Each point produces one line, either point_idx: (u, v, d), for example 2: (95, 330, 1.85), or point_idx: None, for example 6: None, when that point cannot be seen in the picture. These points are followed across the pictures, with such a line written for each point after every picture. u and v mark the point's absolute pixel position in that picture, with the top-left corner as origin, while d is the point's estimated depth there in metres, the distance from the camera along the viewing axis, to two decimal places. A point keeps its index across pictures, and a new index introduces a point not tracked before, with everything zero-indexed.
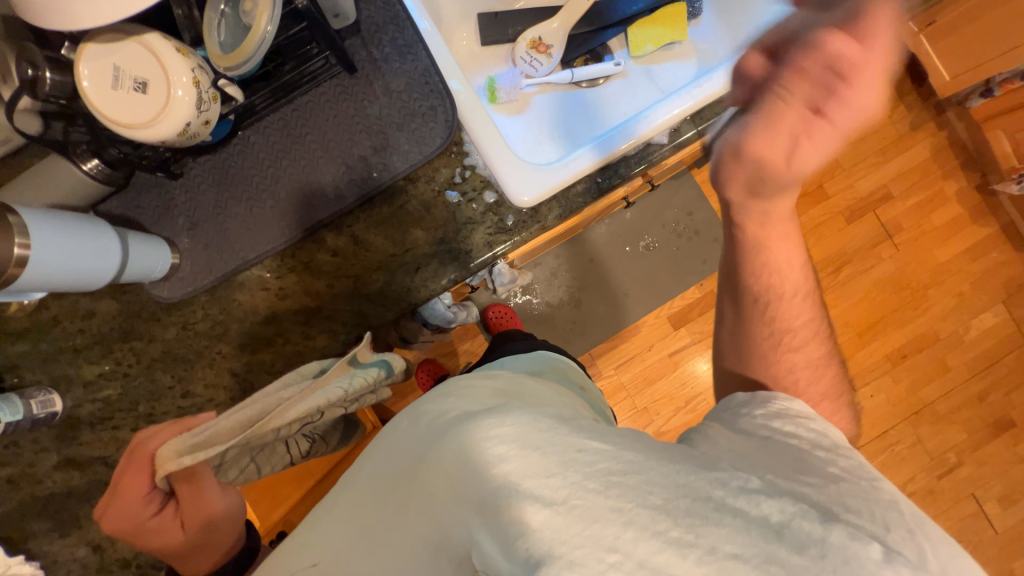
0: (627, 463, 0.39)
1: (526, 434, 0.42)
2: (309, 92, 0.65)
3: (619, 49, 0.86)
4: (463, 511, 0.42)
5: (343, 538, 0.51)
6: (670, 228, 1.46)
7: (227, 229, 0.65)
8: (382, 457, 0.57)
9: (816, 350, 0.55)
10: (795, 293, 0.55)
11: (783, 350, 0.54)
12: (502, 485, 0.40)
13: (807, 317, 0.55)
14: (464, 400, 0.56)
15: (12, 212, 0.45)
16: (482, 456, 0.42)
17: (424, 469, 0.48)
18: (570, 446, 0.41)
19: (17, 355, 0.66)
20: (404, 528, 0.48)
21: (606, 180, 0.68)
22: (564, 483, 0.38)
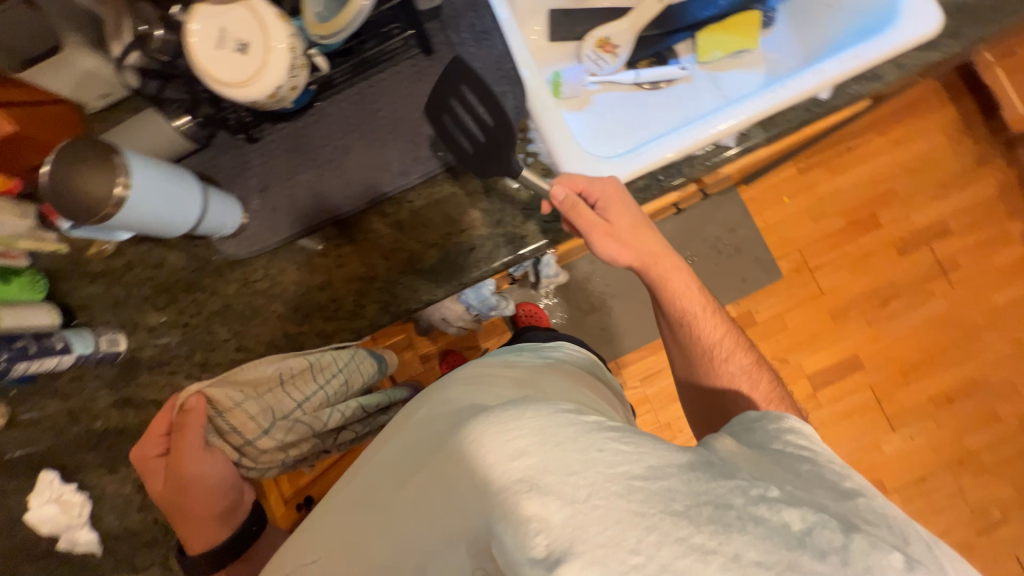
0: (655, 467, 0.37)
1: (547, 425, 0.40)
2: (385, 71, 0.67)
3: (686, 54, 0.86)
4: (476, 505, 0.39)
5: (351, 521, 0.50)
6: (710, 244, 1.44)
7: (295, 195, 0.68)
8: (387, 442, 0.55)
9: (749, 369, 0.67)
10: (714, 328, 0.68)
11: (722, 375, 0.67)
12: (519, 480, 0.37)
13: (730, 341, 0.69)
14: (480, 391, 0.55)
15: (116, 153, 0.49)
16: (496, 449, 0.39)
17: (433, 455, 0.45)
18: (593, 442, 0.39)
19: (91, 295, 0.70)
20: (409, 515, 0.45)
21: (667, 178, 0.69)
22: (585, 482, 0.36)
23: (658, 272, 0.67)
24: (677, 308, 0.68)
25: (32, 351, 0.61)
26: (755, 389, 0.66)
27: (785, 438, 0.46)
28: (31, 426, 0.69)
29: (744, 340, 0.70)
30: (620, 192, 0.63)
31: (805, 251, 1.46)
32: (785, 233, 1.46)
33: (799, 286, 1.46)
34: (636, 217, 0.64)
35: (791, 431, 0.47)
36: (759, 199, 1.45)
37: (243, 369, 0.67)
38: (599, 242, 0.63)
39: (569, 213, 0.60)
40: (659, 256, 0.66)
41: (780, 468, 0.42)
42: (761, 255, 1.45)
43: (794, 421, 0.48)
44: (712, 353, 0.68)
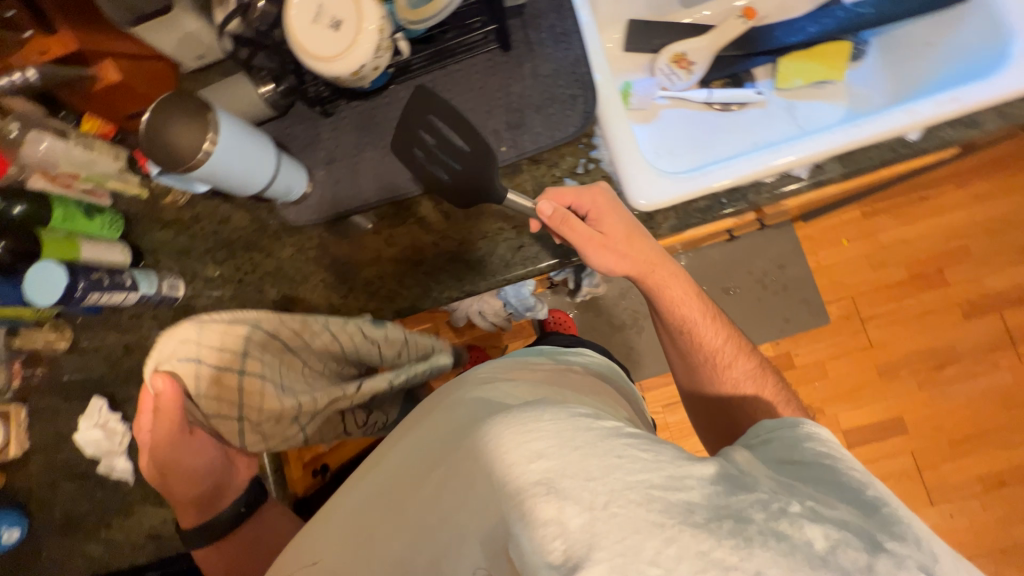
0: (673, 478, 0.35)
1: (565, 430, 0.38)
2: (461, 62, 0.68)
3: (764, 78, 0.84)
4: (490, 506, 0.37)
5: (354, 522, 0.47)
6: (755, 277, 1.38)
7: (359, 171, 0.70)
8: (400, 438, 0.54)
9: (754, 375, 0.64)
10: (716, 337, 0.65)
11: (727, 383, 0.64)
12: (537, 483, 0.35)
13: (733, 347, 0.65)
14: (495, 387, 0.52)
15: (210, 110, 0.53)
16: (516, 450, 0.38)
17: (446, 452, 0.44)
18: (612, 448, 0.37)
19: (158, 241, 0.74)
20: (417, 511, 0.43)
21: (730, 202, 0.67)
22: (603, 488, 0.34)
23: (654, 283, 0.63)
24: (675, 317, 0.65)
25: (106, 284, 0.64)
26: (761, 394, 0.62)
27: (802, 448, 0.44)
28: (91, 353, 0.74)
29: (746, 344, 0.66)
30: (603, 200, 0.61)
31: (858, 299, 1.38)
32: (839, 278, 1.38)
33: (847, 335, 1.38)
34: (622, 222, 0.61)
35: (805, 436, 0.46)
36: (816, 239, 1.38)
37: (172, 346, 0.60)
38: (592, 254, 0.60)
39: (558, 228, 0.58)
40: (654, 264, 0.62)
41: (802, 484, 0.40)
42: (809, 296, 1.38)
43: (812, 427, 0.47)
44: (713, 361, 0.65)
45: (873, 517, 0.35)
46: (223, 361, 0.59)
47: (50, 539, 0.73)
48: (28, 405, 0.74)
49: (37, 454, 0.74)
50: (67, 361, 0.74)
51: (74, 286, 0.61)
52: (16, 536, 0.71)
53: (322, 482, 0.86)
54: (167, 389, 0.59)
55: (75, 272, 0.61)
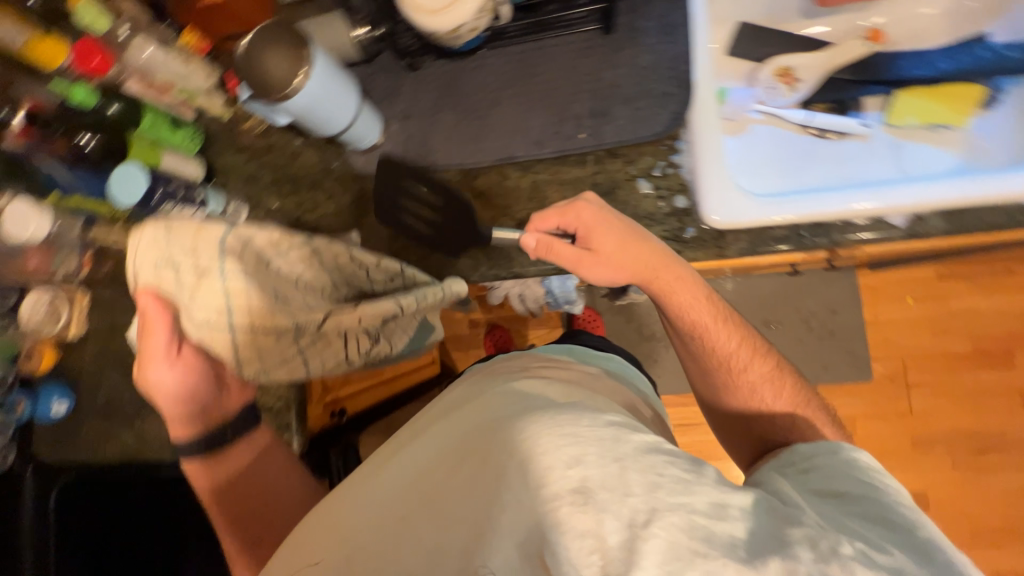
0: (717, 505, 0.35)
1: (604, 440, 0.38)
2: (558, 37, 0.66)
3: (874, 110, 0.76)
4: (521, 508, 0.37)
5: (373, 515, 0.44)
6: (802, 317, 1.31)
7: (432, 131, 0.68)
8: (424, 423, 0.53)
9: (768, 378, 0.61)
10: (727, 342, 0.61)
11: (742, 387, 0.61)
12: (574, 490, 0.35)
13: (747, 350, 0.61)
14: (525, 383, 0.52)
15: (307, 44, 0.53)
16: (551, 453, 0.37)
17: (476, 443, 0.44)
18: (652, 466, 0.36)
19: (229, 164, 0.75)
20: (444, 502, 0.42)
21: (811, 236, 0.62)
22: (644, 506, 0.34)
23: (658, 288, 0.60)
24: (682, 322, 0.62)
25: (180, 196, 0.67)
26: (776, 399, 0.60)
27: (855, 475, 0.45)
28: None
29: (761, 343, 0.63)
30: (588, 212, 0.59)
31: (909, 363, 1.29)
32: (893, 337, 1.29)
33: (887, 397, 1.29)
34: (617, 230, 0.59)
35: (851, 463, 0.47)
36: (879, 291, 1.29)
37: (142, 251, 0.57)
38: (588, 270, 0.60)
39: (547, 256, 0.59)
40: (656, 268, 0.59)
41: (853, 518, 0.41)
42: (856, 348, 1.30)
43: (858, 451, 0.48)
44: (725, 366, 0.61)
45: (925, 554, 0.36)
46: (196, 266, 0.56)
47: (91, 420, 0.79)
48: (91, 294, 0.79)
49: (91, 339, 0.79)
50: None
51: (153, 191, 0.64)
52: (64, 410, 0.78)
53: (337, 425, 0.89)
54: (153, 303, 0.59)
55: (156, 179, 0.64)
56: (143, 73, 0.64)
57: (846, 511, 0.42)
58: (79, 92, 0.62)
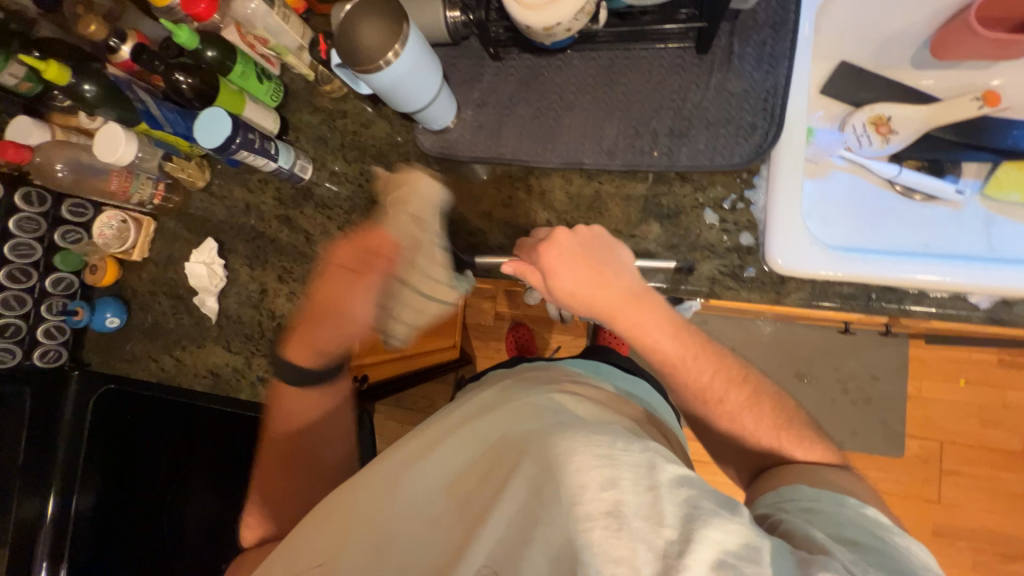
0: (748, 547, 0.36)
1: (639, 467, 0.39)
2: (649, 50, 0.64)
3: (971, 177, 0.71)
4: (554, 523, 0.38)
5: (411, 505, 0.47)
6: (839, 377, 1.24)
7: (504, 123, 0.68)
8: (456, 418, 0.54)
9: (748, 405, 0.57)
10: (699, 376, 0.57)
11: (718, 417, 0.58)
12: (609, 513, 0.36)
13: (722, 381, 0.57)
14: (560, 394, 0.53)
15: (405, 21, 0.53)
16: (586, 473, 0.38)
17: (508, 451, 0.45)
18: (685, 499, 0.38)
19: (305, 123, 0.77)
20: (477, 503, 0.44)
21: (881, 300, 0.59)
22: (677, 537, 0.36)
23: (624, 326, 0.57)
24: (650, 356, 0.59)
25: (256, 146, 0.67)
26: (758, 426, 0.56)
27: (864, 527, 0.43)
28: (217, 199, 0.80)
29: (737, 371, 0.59)
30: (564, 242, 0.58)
31: (947, 448, 1.21)
32: (935, 416, 1.21)
33: (915, 478, 1.22)
34: (583, 264, 0.56)
35: (867, 519, 0.44)
36: (930, 366, 1.21)
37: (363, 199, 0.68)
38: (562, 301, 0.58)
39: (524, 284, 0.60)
40: (620, 309, 0.56)
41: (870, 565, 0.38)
42: (891, 421, 1.22)
43: (866, 505, 0.46)
44: (700, 398, 0.58)
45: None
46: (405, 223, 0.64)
47: (138, 338, 0.84)
48: (157, 222, 0.82)
49: (151, 264, 0.83)
50: (196, 197, 0.81)
51: (233, 138, 0.64)
52: (117, 324, 0.82)
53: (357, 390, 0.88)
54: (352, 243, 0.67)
55: (237, 127, 0.65)
56: (245, 23, 0.67)
57: (864, 556, 0.40)
58: (183, 35, 0.63)
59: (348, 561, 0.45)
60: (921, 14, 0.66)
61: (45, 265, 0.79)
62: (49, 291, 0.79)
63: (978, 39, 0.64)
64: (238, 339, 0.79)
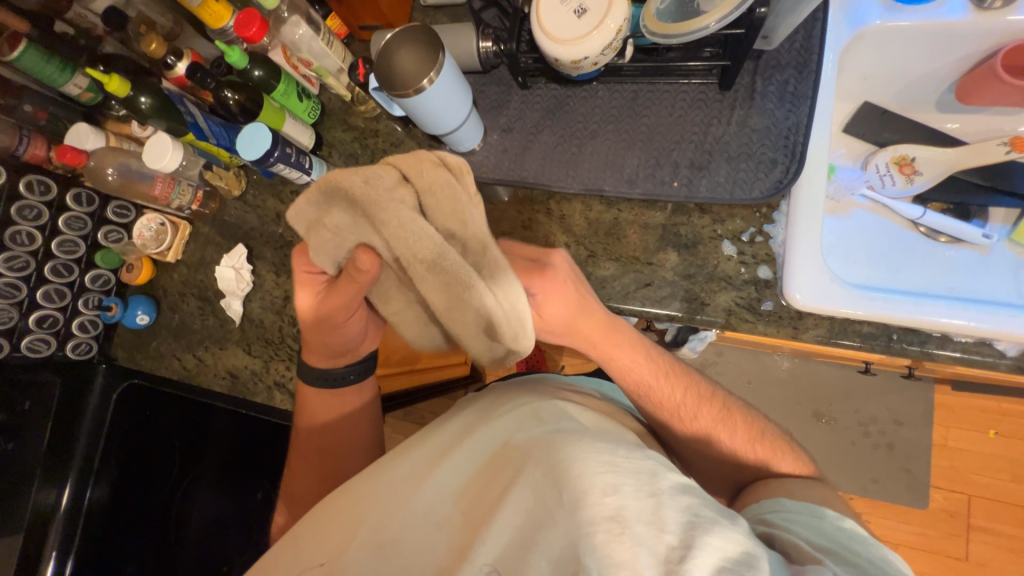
0: (747, 555, 0.38)
1: (641, 474, 0.41)
2: (673, 85, 0.66)
3: (999, 222, 0.70)
4: (560, 528, 0.39)
5: (409, 510, 0.47)
6: (859, 420, 1.20)
7: (528, 148, 0.70)
8: (457, 429, 0.55)
9: (720, 420, 0.59)
10: (674, 395, 0.59)
11: (695, 432, 0.59)
12: (611, 517, 0.38)
13: (695, 399, 0.59)
14: (557, 406, 0.54)
15: (440, 50, 0.57)
16: (590, 478, 0.41)
17: (511, 458, 0.47)
18: (686, 507, 0.40)
19: (338, 140, 0.81)
20: (480, 507, 0.45)
21: (901, 341, 0.58)
22: (678, 543, 0.38)
23: (599, 353, 0.58)
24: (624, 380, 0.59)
25: (292, 160, 0.71)
26: (734, 438, 0.59)
27: (840, 540, 0.46)
28: (251, 208, 0.84)
29: (709, 390, 0.61)
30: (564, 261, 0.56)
31: (976, 501, 1.14)
32: (962, 468, 1.16)
33: (940, 532, 1.15)
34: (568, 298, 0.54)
35: (841, 530, 0.47)
36: (958, 414, 1.16)
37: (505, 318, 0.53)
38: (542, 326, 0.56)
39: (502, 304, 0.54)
40: (599, 339, 0.57)
41: (838, 567, 0.42)
42: (915, 469, 1.17)
43: (843, 518, 0.47)
44: (676, 415, 0.59)
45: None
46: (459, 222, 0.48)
47: (164, 336, 0.86)
48: (192, 226, 0.87)
49: (183, 266, 0.87)
50: (231, 205, 0.85)
51: (271, 152, 0.67)
52: (146, 321, 0.86)
53: None
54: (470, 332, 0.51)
55: (276, 141, 0.68)
56: (292, 47, 0.71)
57: (834, 561, 0.43)
58: (234, 55, 0.68)
59: (348, 561, 0.45)
60: (946, 60, 0.67)
61: (86, 262, 0.83)
62: (87, 286, 0.83)
63: (1007, 86, 0.64)
64: (258, 343, 0.81)
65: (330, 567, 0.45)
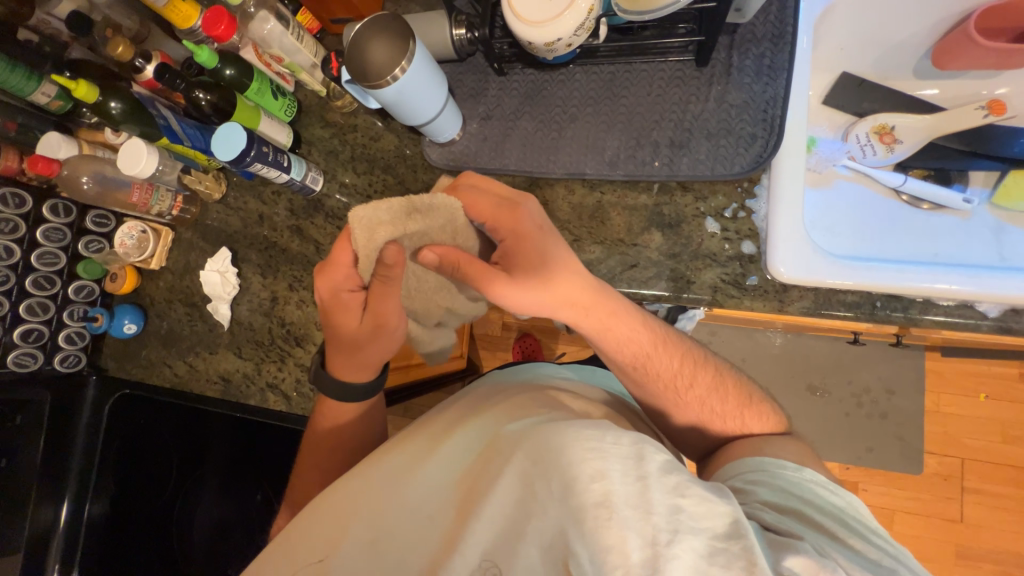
0: (735, 524, 0.39)
1: (628, 458, 0.41)
2: (649, 63, 0.65)
3: (979, 186, 0.71)
4: (552, 516, 0.40)
5: (402, 507, 0.47)
6: (852, 390, 1.21)
7: (508, 135, 0.70)
8: (447, 424, 0.56)
9: (713, 388, 0.60)
10: (669, 363, 0.60)
11: (689, 403, 0.60)
12: (599, 502, 0.39)
13: (689, 368, 0.60)
14: (545, 399, 0.55)
15: (412, 39, 0.56)
16: (578, 465, 0.41)
17: (500, 449, 0.47)
18: (672, 487, 0.40)
19: (316, 137, 0.80)
20: (470, 496, 0.45)
21: (885, 308, 0.58)
22: (666, 526, 0.38)
23: (593, 319, 0.59)
24: (619, 344, 0.60)
25: (270, 159, 0.70)
26: (725, 405, 0.59)
27: (803, 493, 0.49)
28: (233, 210, 0.83)
29: (702, 355, 0.62)
30: (535, 206, 0.60)
31: (969, 464, 1.16)
32: (954, 431, 1.17)
33: (934, 495, 1.17)
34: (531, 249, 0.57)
35: (803, 482, 0.50)
36: (948, 380, 1.18)
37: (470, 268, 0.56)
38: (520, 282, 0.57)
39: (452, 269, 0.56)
40: (589, 301, 0.58)
41: (810, 530, 0.45)
42: (909, 436, 1.19)
43: (802, 469, 0.51)
44: (672, 386, 0.60)
45: (873, 565, 0.43)
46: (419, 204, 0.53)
47: (154, 345, 0.86)
48: (174, 232, 0.86)
49: (168, 272, 0.86)
50: (213, 209, 0.84)
51: (247, 152, 0.66)
52: (134, 330, 0.85)
53: None
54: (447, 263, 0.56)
55: (251, 140, 0.67)
56: (262, 44, 0.69)
57: (804, 523, 0.46)
58: (203, 54, 0.67)
59: (343, 560, 0.45)
60: (920, 25, 0.67)
61: (68, 273, 0.82)
62: (71, 299, 0.82)
63: (981, 48, 0.64)
64: (249, 346, 0.81)
65: (326, 566, 0.45)
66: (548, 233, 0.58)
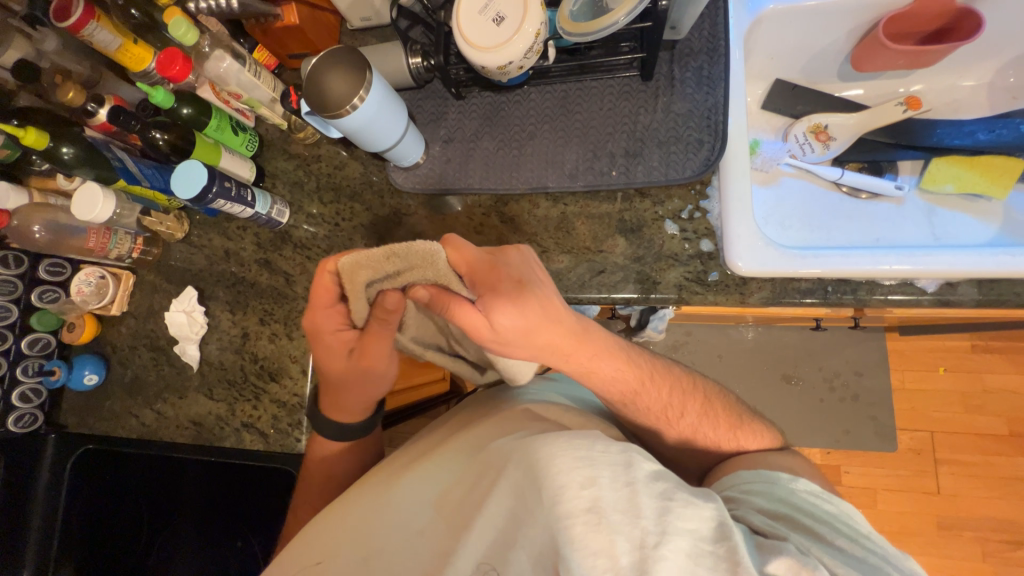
0: (720, 528, 0.41)
1: (617, 465, 0.43)
2: (599, 80, 0.69)
3: (908, 173, 0.76)
4: (541, 527, 0.40)
5: (391, 525, 0.47)
6: (825, 376, 1.26)
7: (471, 155, 0.72)
8: (437, 443, 0.56)
9: (703, 414, 0.61)
10: (660, 397, 0.60)
11: (682, 430, 0.61)
12: (587, 509, 0.39)
13: (679, 398, 0.61)
14: (533, 415, 0.56)
15: (368, 68, 0.57)
16: (567, 473, 0.41)
17: (491, 461, 0.47)
18: (661, 492, 0.42)
19: (280, 169, 0.80)
20: (462, 509, 0.45)
21: (837, 293, 0.62)
22: (655, 529, 0.39)
23: (578, 366, 0.58)
24: (608, 388, 0.60)
25: (232, 194, 0.69)
26: (717, 430, 0.61)
27: (793, 501, 0.51)
28: (197, 248, 0.82)
29: (690, 383, 0.63)
30: (519, 256, 0.57)
31: (938, 437, 1.22)
32: (921, 406, 1.23)
33: (910, 471, 1.22)
34: (518, 307, 0.53)
35: (793, 491, 0.52)
36: (910, 358, 1.24)
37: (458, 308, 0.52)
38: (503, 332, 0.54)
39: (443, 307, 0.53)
40: (573, 348, 0.57)
41: (796, 532, 0.48)
42: (880, 415, 1.24)
43: (796, 479, 0.53)
44: (664, 418, 0.61)
45: (859, 563, 0.45)
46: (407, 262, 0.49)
47: (116, 394, 0.82)
48: (136, 275, 0.83)
49: (130, 318, 0.83)
50: (176, 249, 0.82)
51: (208, 188, 0.66)
52: (95, 381, 0.81)
53: None
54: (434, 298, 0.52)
55: (212, 176, 0.66)
56: (219, 82, 0.70)
57: (794, 528, 0.48)
58: (158, 95, 0.66)
59: None
60: (837, 33, 0.73)
61: (21, 327, 0.78)
62: (24, 353, 0.78)
63: (891, 51, 0.71)
64: (220, 386, 0.78)
65: None
66: (530, 285, 0.55)
